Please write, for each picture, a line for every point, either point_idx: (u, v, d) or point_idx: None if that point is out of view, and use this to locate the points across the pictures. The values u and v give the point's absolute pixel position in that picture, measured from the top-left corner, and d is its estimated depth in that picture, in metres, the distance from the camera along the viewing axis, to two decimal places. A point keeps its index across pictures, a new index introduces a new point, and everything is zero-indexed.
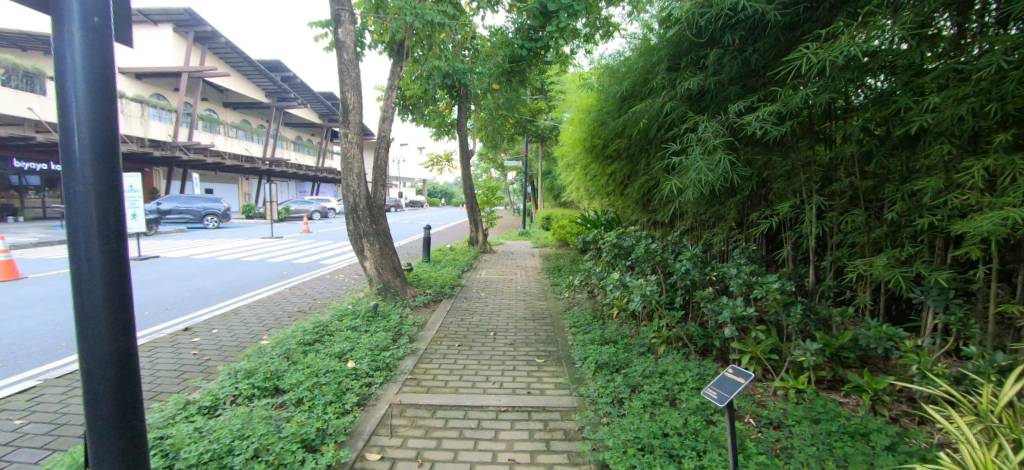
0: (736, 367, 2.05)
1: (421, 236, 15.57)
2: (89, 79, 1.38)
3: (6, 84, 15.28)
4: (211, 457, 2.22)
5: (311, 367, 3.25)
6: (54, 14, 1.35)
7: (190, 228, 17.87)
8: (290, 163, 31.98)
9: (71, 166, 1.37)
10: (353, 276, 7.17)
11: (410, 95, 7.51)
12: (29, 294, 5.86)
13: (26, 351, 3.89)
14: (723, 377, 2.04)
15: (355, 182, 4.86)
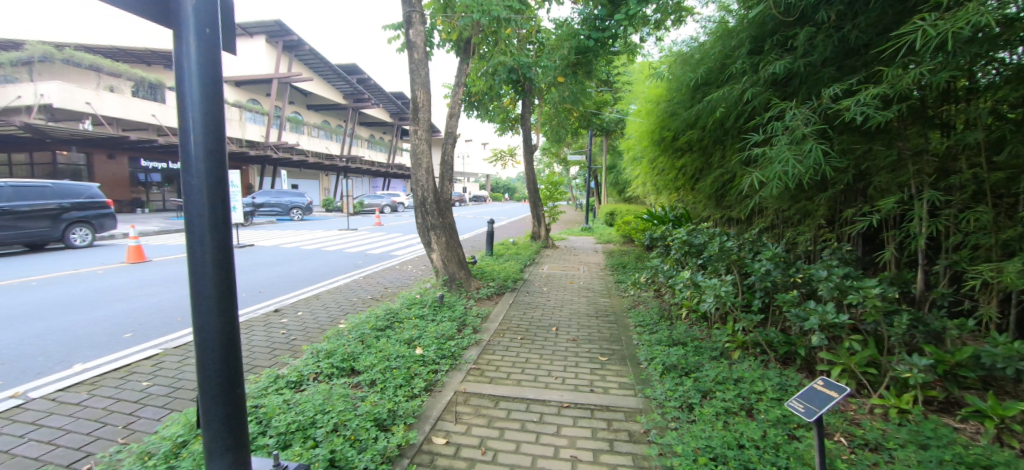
0: (828, 379, 1.83)
1: (484, 230, 15.89)
2: (202, 84, 1.58)
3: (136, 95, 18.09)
4: (298, 428, 2.44)
5: (383, 352, 3.45)
6: (176, 31, 1.56)
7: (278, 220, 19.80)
8: (364, 160, 34.19)
9: (188, 163, 1.57)
10: (420, 268, 7.51)
11: (476, 91, 7.65)
12: (155, 274, 6.84)
13: (152, 323, 4.54)
14: (812, 390, 1.84)
15: (424, 177, 5.04)
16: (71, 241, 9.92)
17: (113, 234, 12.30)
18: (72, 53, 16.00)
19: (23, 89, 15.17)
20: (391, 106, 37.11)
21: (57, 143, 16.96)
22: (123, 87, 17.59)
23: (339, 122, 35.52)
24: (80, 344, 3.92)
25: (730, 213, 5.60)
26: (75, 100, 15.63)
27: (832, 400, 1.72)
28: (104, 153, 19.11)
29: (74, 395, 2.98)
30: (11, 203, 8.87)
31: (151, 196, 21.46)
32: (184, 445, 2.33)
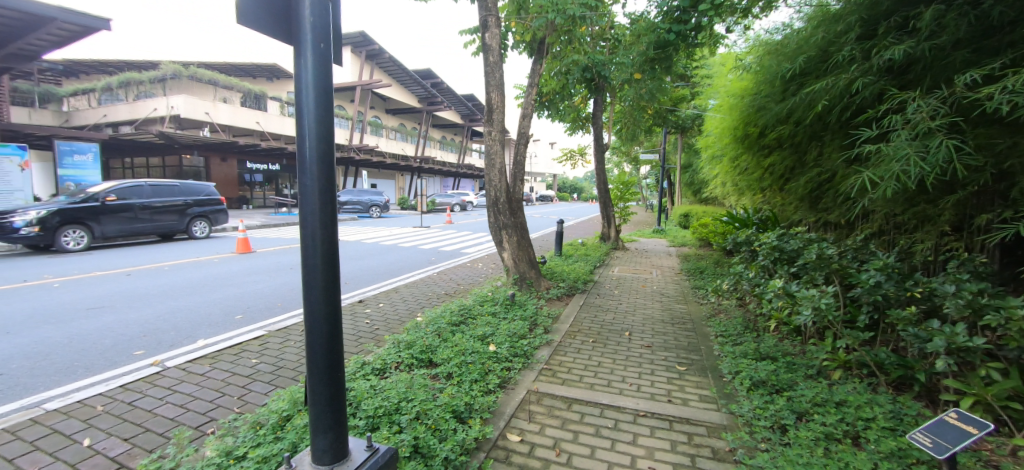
0: (962, 414, 1.68)
1: (553, 230, 15.89)
2: (317, 94, 1.73)
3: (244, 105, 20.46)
4: (384, 413, 2.58)
5: (459, 346, 3.57)
6: (296, 46, 1.74)
7: (359, 217, 21.36)
8: (436, 160, 35.76)
9: (304, 166, 1.74)
10: (490, 265, 7.67)
11: (548, 91, 7.66)
12: (259, 264, 7.71)
13: (257, 307, 5.11)
14: (942, 423, 1.69)
15: (496, 177, 5.14)
16: (193, 232, 11.48)
17: (226, 227, 14.07)
18: (195, 70, 18.52)
19: (158, 102, 17.85)
20: (460, 107, 38.39)
21: (182, 148, 19.74)
22: (233, 98, 19.93)
23: (413, 125, 37.51)
24: (202, 322, 4.52)
25: (826, 217, 5.05)
26: (197, 111, 18.09)
27: (968, 435, 1.54)
28: (217, 156, 21.92)
29: (200, 367, 3.43)
30: (150, 199, 10.48)
31: (254, 194, 24.20)
32: (288, 419, 2.58)
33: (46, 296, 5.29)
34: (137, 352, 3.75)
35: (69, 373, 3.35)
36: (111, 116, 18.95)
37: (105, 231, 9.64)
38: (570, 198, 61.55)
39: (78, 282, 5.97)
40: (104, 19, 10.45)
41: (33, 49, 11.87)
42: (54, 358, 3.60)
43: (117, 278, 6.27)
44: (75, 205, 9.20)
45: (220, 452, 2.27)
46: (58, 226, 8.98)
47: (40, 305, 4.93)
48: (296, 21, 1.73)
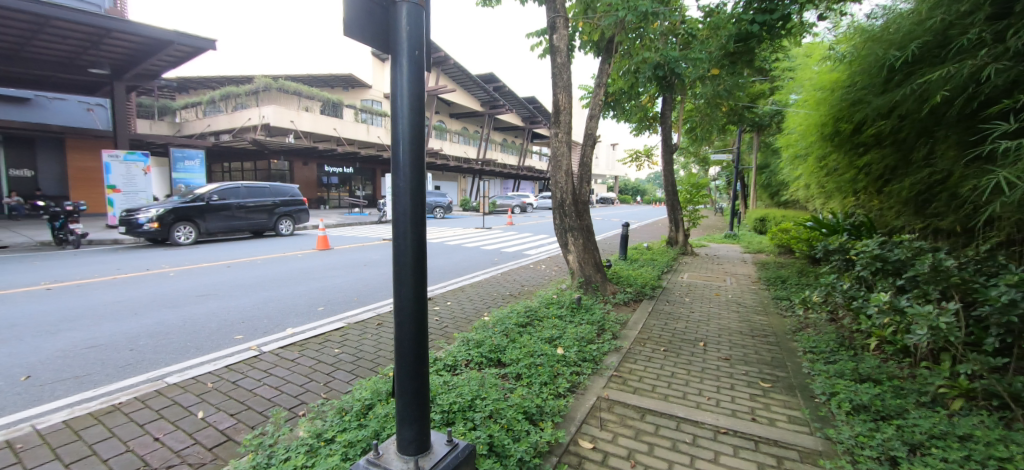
0: None
1: (617, 234, 15.53)
2: (411, 97, 1.80)
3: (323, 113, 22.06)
4: (458, 408, 2.63)
5: (528, 348, 3.58)
6: (393, 55, 1.83)
7: None
8: (497, 163, 36.37)
9: (398, 169, 1.83)
10: (553, 268, 7.64)
11: (615, 90, 7.52)
12: (336, 260, 8.29)
13: (336, 300, 5.49)
14: None
15: (563, 179, 5.11)
16: (279, 229, 12.60)
17: (306, 225, 15.31)
18: (285, 83, 20.22)
19: (252, 112, 19.87)
20: (521, 110, 38.73)
21: (270, 154, 21.83)
22: (314, 107, 21.56)
23: (476, 129, 38.51)
24: (290, 312, 4.93)
25: (936, 224, 4.42)
26: (285, 119, 19.93)
27: None
28: (300, 160, 23.95)
29: (290, 353, 3.74)
30: (244, 199, 11.67)
31: (330, 195, 26.13)
32: (370, 407, 2.72)
33: (164, 283, 6.06)
34: (237, 336, 4.17)
35: (183, 352, 3.79)
36: (212, 126, 21.35)
37: (209, 227, 10.86)
38: (631, 201, 59.71)
39: (188, 272, 6.79)
40: (210, 40, 11.77)
41: (155, 69, 13.69)
42: (172, 338, 4.10)
43: (219, 270, 7.05)
44: (185, 204, 10.47)
45: (311, 433, 2.43)
46: (173, 222, 10.26)
47: (158, 291, 5.64)
48: (394, 31, 1.82)
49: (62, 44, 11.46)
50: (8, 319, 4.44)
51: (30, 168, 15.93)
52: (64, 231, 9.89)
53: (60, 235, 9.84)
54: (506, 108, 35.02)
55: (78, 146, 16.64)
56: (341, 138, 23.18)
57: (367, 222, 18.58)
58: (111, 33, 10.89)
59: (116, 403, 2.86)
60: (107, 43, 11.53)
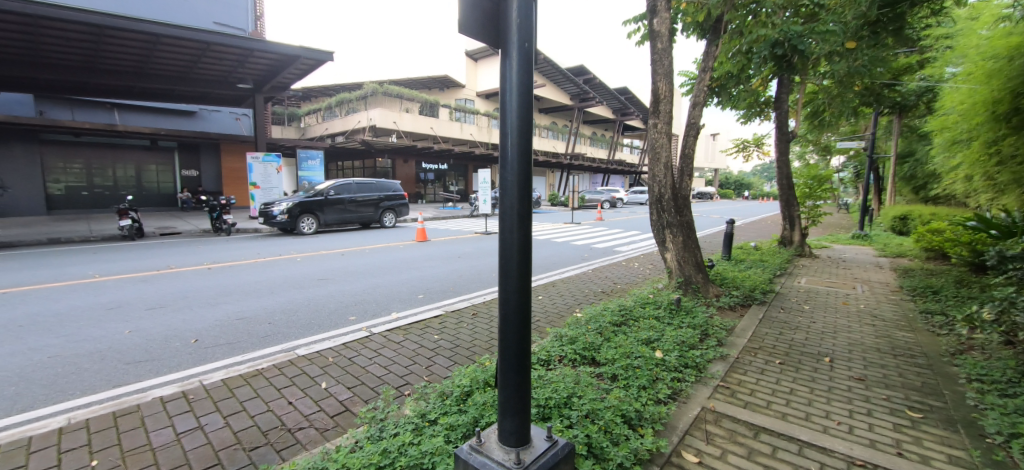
0: None
1: (719, 231, 14.36)
2: (520, 89, 1.80)
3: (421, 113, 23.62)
4: (555, 404, 2.61)
5: (624, 348, 3.45)
6: (503, 48, 1.85)
7: None
8: (585, 157, 35.75)
9: (506, 165, 1.84)
10: (646, 266, 7.31)
11: (722, 76, 6.94)
12: (432, 251, 8.85)
13: (433, 289, 5.86)
14: None
15: (661, 173, 4.84)
16: (383, 221, 13.81)
17: (406, 218, 16.60)
18: (389, 86, 21.93)
19: (362, 115, 21.90)
20: (612, 101, 37.58)
21: (376, 153, 24.04)
22: (413, 108, 23.16)
23: (565, 123, 38.23)
24: (394, 298, 5.38)
25: None
26: (389, 120, 21.72)
27: None
28: (401, 158, 25.99)
29: (396, 336, 4.05)
30: (355, 194, 12.99)
31: (427, 190, 27.98)
32: (469, 393, 2.80)
33: (292, 267, 7.01)
34: (351, 317, 4.65)
35: (308, 328, 4.33)
36: (329, 129, 24.11)
37: (326, 219, 12.29)
38: (733, 195, 54.50)
39: (310, 258, 7.78)
40: (328, 51, 13.23)
41: (287, 81, 15.85)
42: (299, 315, 4.71)
43: (334, 256, 7.96)
44: (308, 198, 11.97)
45: (416, 413, 2.57)
46: (299, 214, 11.78)
47: (288, 274, 6.54)
48: (505, 24, 1.82)
49: (219, 65, 13.79)
50: (181, 291, 5.51)
51: (196, 169, 19.33)
52: (219, 220, 11.95)
53: (217, 224, 11.91)
54: (597, 100, 34.15)
55: (229, 150, 19.93)
56: (437, 136, 24.66)
57: (460, 216, 19.54)
58: (253, 52, 12.81)
59: (259, 368, 3.36)
60: (251, 61, 13.59)
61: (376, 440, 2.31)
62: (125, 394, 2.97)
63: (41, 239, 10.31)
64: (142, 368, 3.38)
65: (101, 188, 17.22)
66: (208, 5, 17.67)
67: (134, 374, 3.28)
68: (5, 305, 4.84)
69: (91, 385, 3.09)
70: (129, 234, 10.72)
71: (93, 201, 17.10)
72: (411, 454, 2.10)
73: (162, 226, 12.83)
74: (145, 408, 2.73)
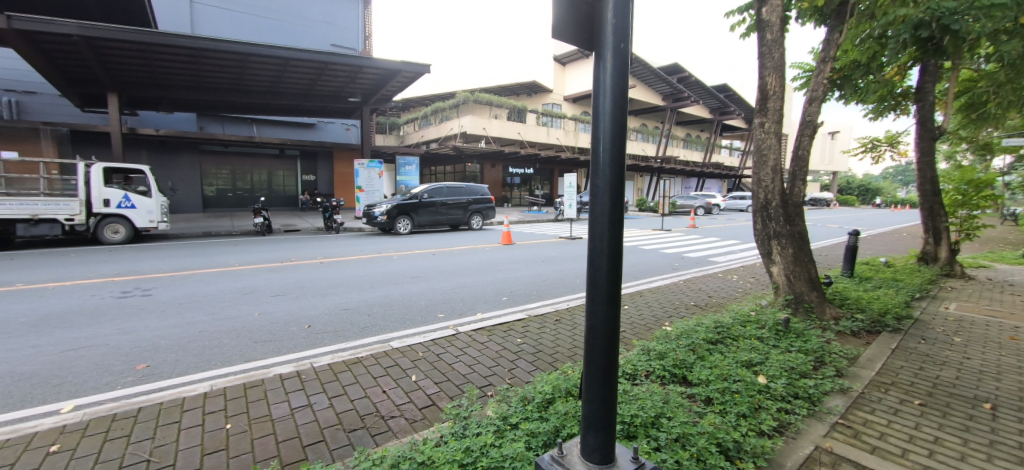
0: None
1: (841, 242, 12.57)
2: (614, 91, 1.73)
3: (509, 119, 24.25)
4: (641, 423, 2.43)
5: (720, 370, 3.14)
6: (597, 50, 1.79)
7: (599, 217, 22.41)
8: (678, 160, 33.74)
9: (596, 173, 1.79)
10: (748, 279, 6.63)
11: (847, 67, 6.06)
12: (517, 254, 9.02)
13: (516, 291, 5.94)
14: None
15: (768, 177, 4.36)
16: (471, 224, 14.41)
17: (491, 220, 17.13)
18: (479, 94, 22.84)
19: (454, 123, 23.14)
20: (709, 100, 34.96)
21: (466, 158, 25.28)
22: (501, 114, 23.86)
23: (656, 124, 36.48)
24: (480, 298, 5.55)
25: None
26: (478, 127, 22.69)
27: None
28: (488, 163, 26.97)
29: (480, 336, 4.17)
30: (446, 197, 13.75)
31: (513, 194, 28.66)
32: (551, 401, 2.74)
33: (388, 264, 7.63)
34: (439, 315, 4.91)
35: (401, 322, 4.65)
36: (424, 136, 25.89)
37: (419, 221, 13.18)
38: (858, 203, 47.22)
39: (404, 256, 8.39)
40: (425, 64, 14.16)
41: (389, 94, 17.35)
42: (393, 309, 5.10)
43: (426, 256, 8.50)
44: (404, 201, 12.95)
45: (498, 415, 2.58)
46: (396, 215, 12.78)
47: (385, 270, 7.12)
48: (598, 25, 1.77)
49: (334, 81, 15.56)
50: (299, 282, 6.30)
51: (313, 174, 22.06)
52: (331, 219, 13.49)
53: (329, 223, 13.44)
54: (693, 99, 31.97)
55: (339, 157, 22.39)
56: (523, 141, 25.14)
57: (544, 220, 19.65)
58: (362, 69, 14.22)
59: (359, 356, 3.68)
60: (360, 76, 15.09)
61: (460, 438, 2.37)
62: (253, 368, 3.46)
63: (198, 232, 12.55)
64: (267, 347, 3.91)
65: (242, 191, 20.47)
66: (326, 29, 20.11)
67: (261, 352, 3.80)
68: (172, 286, 5.94)
69: (229, 358, 3.66)
70: (260, 230, 12.57)
71: (236, 201, 20.38)
72: (492, 456, 2.12)
73: (286, 224, 14.83)
74: (267, 383, 3.15)
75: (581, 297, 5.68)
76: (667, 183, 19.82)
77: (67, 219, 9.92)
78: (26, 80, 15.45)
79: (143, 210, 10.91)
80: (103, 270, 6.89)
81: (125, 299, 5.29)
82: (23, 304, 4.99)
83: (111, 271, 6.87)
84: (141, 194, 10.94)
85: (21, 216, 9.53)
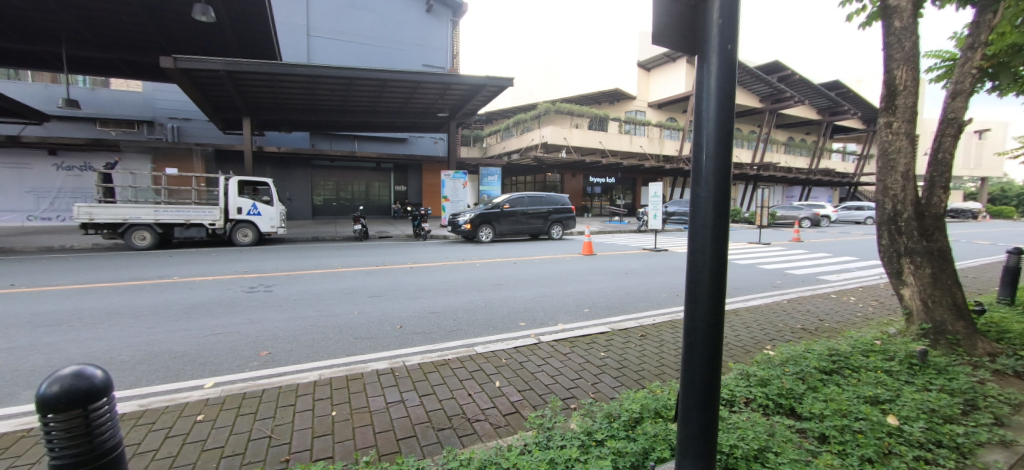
0: None
1: (1000, 262, 10.47)
2: (719, 97, 1.62)
3: (592, 128, 24.32)
4: (743, 456, 2.21)
5: (838, 404, 2.76)
6: (701, 51, 1.69)
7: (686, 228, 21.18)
8: (778, 167, 30.73)
9: (698, 183, 1.69)
10: (869, 301, 5.78)
11: (1010, 54, 5.08)
12: (599, 265, 8.86)
13: (599, 304, 5.81)
14: None
15: (898, 185, 3.79)
16: (550, 234, 14.47)
17: (571, 230, 17.05)
18: (561, 104, 22.86)
19: (535, 134, 23.48)
20: (817, 99, 31.42)
21: (547, 168, 25.53)
22: (582, 123, 23.74)
23: (751, 128, 33.66)
24: (561, 309, 5.53)
25: None
26: (560, 137, 22.87)
27: None
28: (569, 173, 26.91)
29: (563, 347, 4.13)
30: (526, 207, 13.98)
31: (594, 204, 28.23)
32: (638, 421, 2.61)
33: (471, 271, 7.95)
34: (521, 323, 4.96)
35: (484, 328, 4.79)
36: (506, 148, 26.65)
37: (500, 229, 13.53)
38: (1020, 215, 38.88)
39: (487, 265, 8.68)
40: (508, 77, 14.60)
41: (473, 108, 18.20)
42: (477, 315, 5.27)
43: (507, 265, 8.71)
44: (487, 210, 13.37)
45: (583, 429, 2.52)
46: (479, 224, 13.27)
47: (468, 277, 7.42)
48: (703, 27, 1.68)
49: (424, 98, 16.67)
50: (392, 285, 6.83)
51: (404, 184, 23.78)
52: (420, 227, 14.43)
53: (417, 230, 14.40)
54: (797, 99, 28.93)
55: (426, 169, 23.92)
56: (605, 150, 24.95)
57: (626, 231, 19.06)
58: (450, 86, 15.06)
59: (446, 358, 3.85)
60: (448, 92, 15.99)
61: (544, 449, 2.35)
62: (353, 362, 3.79)
63: (308, 237, 14.17)
64: (364, 343, 4.27)
65: (343, 200, 22.73)
66: (416, 51, 21.75)
67: (360, 347, 4.16)
68: (289, 284, 6.78)
69: (334, 351, 4.06)
70: (360, 236, 13.88)
71: (338, 210, 22.66)
72: None
73: (381, 231, 16.17)
74: (366, 377, 3.43)
75: (668, 313, 5.37)
76: (766, 191, 18.11)
77: (211, 224, 11.80)
78: (184, 110, 18.79)
79: (266, 217, 12.62)
80: (239, 268, 8.10)
81: (253, 293, 6.15)
82: (180, 295, 6.05)
83: (244, 269, 8.06)
84: (265, 203, 12.66)
85: (178, 221, 11.49)
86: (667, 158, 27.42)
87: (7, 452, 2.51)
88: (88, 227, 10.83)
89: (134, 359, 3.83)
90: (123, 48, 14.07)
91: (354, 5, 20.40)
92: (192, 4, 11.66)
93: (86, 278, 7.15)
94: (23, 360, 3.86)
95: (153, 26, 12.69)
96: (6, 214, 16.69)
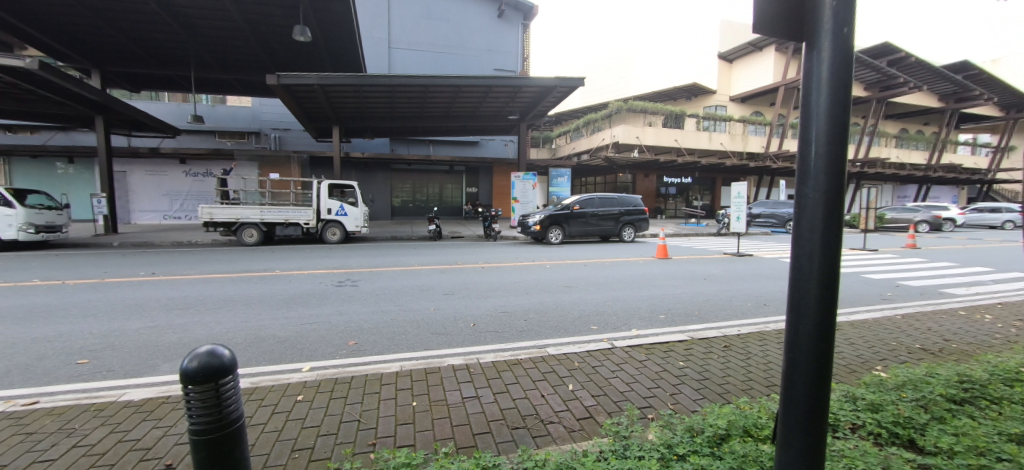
0: None
1: None
2: (832, 86, 1.46)
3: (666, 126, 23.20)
4: None
5: (973, 439, 2.35)
6: (811, 36, 1.53)
7: (775, 231, 19.45)
8: (887, 163, 27.11)
9: (806, 183, 1.55)
10: (1013, 322, 4.87)
11: None
12: (675, 270, 8.46)
13: (676, 310, 5.55)
14: None
15: None
16: (622, 236, 14.07)
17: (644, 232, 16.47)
18: (633, 102, 22.17)
19: (605, 133, 22.97)
20: (939, 85, 27.27)
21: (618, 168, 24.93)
22: (656, 120, 22.74)
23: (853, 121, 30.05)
24: (635, 314, 5.36)
25: None
26: (631, 136, 22.14)
27: None
28: (641, 173, 26.05)
29: (638, 354, 4.01)
30: (597, 209, 13.74)
31: (668, 205, 27.00)
32: (724, 438, 2.46)
33: (541, 273, 8.00)
34: (593, 327, 4.89)
35: (555, 330, 4.79)
36: (575, 148, 26.38)
37: (570, 231, 13.42)
38: None
39: (557, 266, 8.67)
40: (579, 77, 14.45)
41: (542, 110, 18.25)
42: (548, 316, 5.29)
43: (578, 266, 8.64)
44: (557, 212, 13.31)
45: (662, 442, 2.42)
46: (548, 226, 13.28)
47: (537, 278, 7.49)
48: (812, 10, 1.53)
49: (494, 102, 17.03)
50: (464, 283, 7.10)
51: (475, 186, 24.48)
52: (491, 228, 14.80)
53: (488, 230, 14.79)
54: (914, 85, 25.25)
55: (496, 171, 24.42)
56: (681, 148, 23.68)
57: (704, 233, 17.97)
58: (521, 88, 15.23)
59: (519, 358, 3.91)
60: (519, 95, 16.19)
61: (620, 457, 2.30)
62: (430, 356, 3.99)
63: (388, 237, 15.16)
64: (440, 338, 4.48)
65: (418, 201, 23.97)
66: (486, 55, 22.30)
67: (436, 342, 4.37)
68: (371, 279, 7.32)
69: (412, 344, 4.30)
70: (433, 235, 14.57)
71: (413, 210, 23.95)
72: None
73: (454, 231, 16.86)
74: (443, 371, 3.59)
75: (755, 323, 4.98)
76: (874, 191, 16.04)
77: (305, 223, 13.08)
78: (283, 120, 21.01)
79: (352, 217, 13.73)
80: (330, 263, 8.95)
81: (341, 287, 6.72)
82: (282, 286, 6.82)
83: (333, 264, 8.89)
84: (351, 204, 13.76)
85: (279, 220, 12.88)
86: (752, 156, 25.38)
87: (152, 414, 2.99)
88: (209, 225, 12.53)
89: (246, 342, 4.37)
90: (235, 68, 16.07)
91: (429, 16, 21.39)
92: (291, 26, 13.00)
93: (210, 270, 8.31)
94: (163, 336, 4.59)
95: (259, 48, 14.32)
96: (149, 214, 20.00)
